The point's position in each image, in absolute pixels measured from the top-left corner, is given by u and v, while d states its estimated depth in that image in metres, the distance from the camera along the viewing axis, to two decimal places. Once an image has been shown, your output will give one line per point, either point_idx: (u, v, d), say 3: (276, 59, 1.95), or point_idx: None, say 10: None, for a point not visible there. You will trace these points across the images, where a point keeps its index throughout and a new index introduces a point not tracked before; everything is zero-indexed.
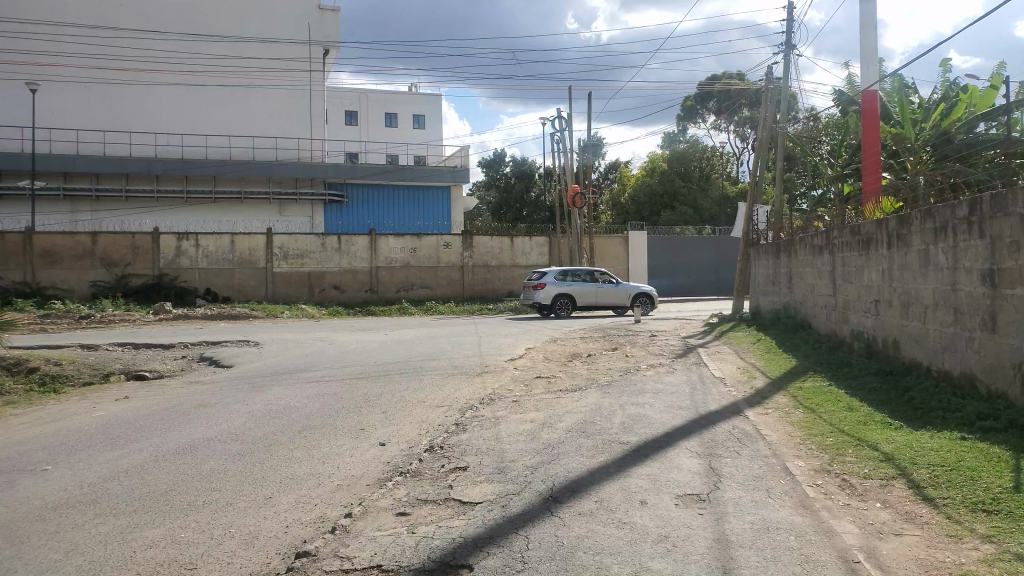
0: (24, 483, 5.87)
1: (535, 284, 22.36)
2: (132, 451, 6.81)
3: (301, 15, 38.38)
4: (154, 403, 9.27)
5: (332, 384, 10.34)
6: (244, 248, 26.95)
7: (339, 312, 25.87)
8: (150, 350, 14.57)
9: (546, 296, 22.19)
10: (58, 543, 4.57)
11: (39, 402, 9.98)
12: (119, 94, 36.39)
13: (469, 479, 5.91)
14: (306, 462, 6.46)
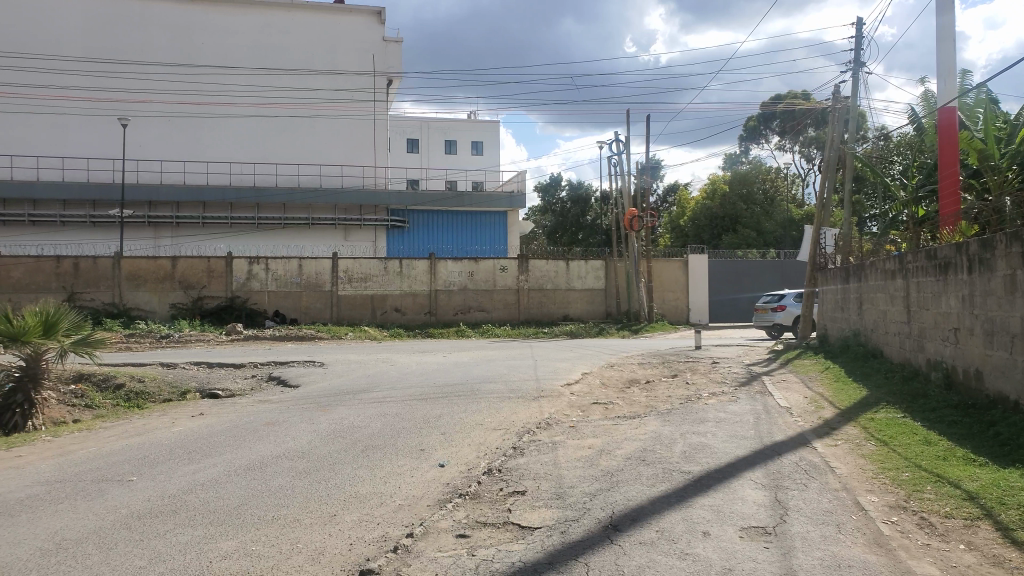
0: (111, 493, 6.17)
1: (775, 307, 21.76)
2: (208, 465, 7.07)
3: (367, 47, 39.47)
4: (228, 420, 9.60)
5: (395, 405, 10.52)
6: (311, 272, 27.70)
7: (399, 334, 26.27)
8: (223, 369, 15.05)
9: (787, 317, 21.56)
10: (142, 551, 4.78)
11: (125, 417, 10.47)
12: (196, 124, 38.06)
13: (528, 504, 5.94)
14: (369, 481, 6.59)
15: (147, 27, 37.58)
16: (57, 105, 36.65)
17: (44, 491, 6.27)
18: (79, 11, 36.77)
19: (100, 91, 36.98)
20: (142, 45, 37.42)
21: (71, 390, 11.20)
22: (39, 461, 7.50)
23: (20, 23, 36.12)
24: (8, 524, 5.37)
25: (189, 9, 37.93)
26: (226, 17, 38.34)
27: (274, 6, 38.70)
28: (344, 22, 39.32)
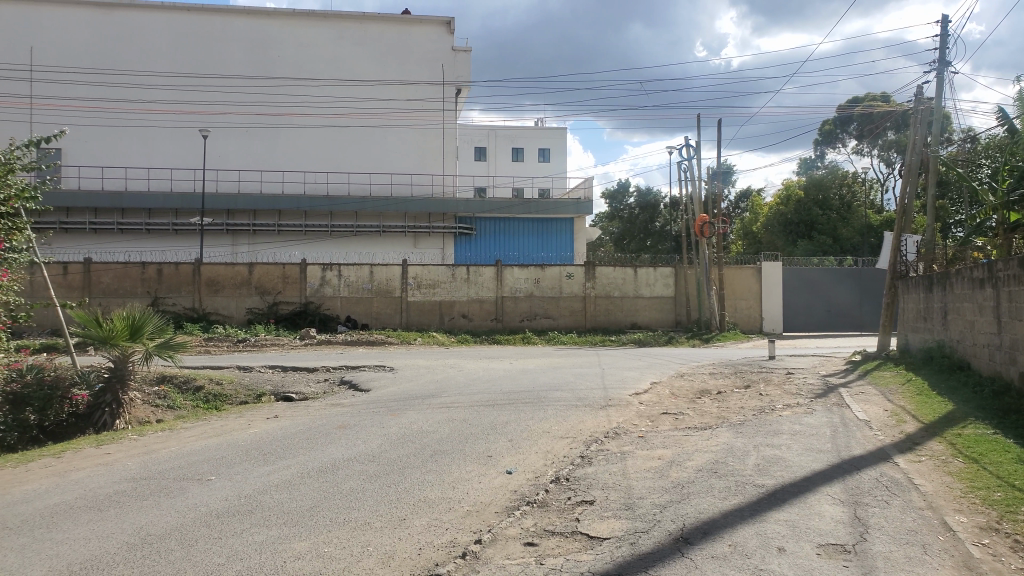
0: (191, 491, 6.38)
1: None
2: (282, 467, 7.25)
3: (437, 57, 40.03)
4: (302, 423, 9.83)
5: (463, 411, 10.58)
6: (381, 278, 28.19)
7: (466, 339, 26.47)
8: (296, 373, 15.46)
9: None
10: (220, 549, 4.92)
11: (205, 418, 10.86)
12: (273, 136, 39.32)
13: (596, 514, 5.87)
14: (437, 486, 6.64)
15: (227, 42, 38.99)
16: (144, 118, 38.41)
17: (130, 487, 6.54)
18: (165, 28, 38.45)
19: (183, 104, 38.59)
20: (223, 60, 38.87)
21: (155, 391, 11.68)
22: (125, 459, 7.83)
23: (111, 40, 38.00)
24: (96, 518, 5.61)
25: (268, 24, 39.21)
26: (302, 30, 39.49)
27: (348, 19, 39.67)
28: (414, 34, 40.02)
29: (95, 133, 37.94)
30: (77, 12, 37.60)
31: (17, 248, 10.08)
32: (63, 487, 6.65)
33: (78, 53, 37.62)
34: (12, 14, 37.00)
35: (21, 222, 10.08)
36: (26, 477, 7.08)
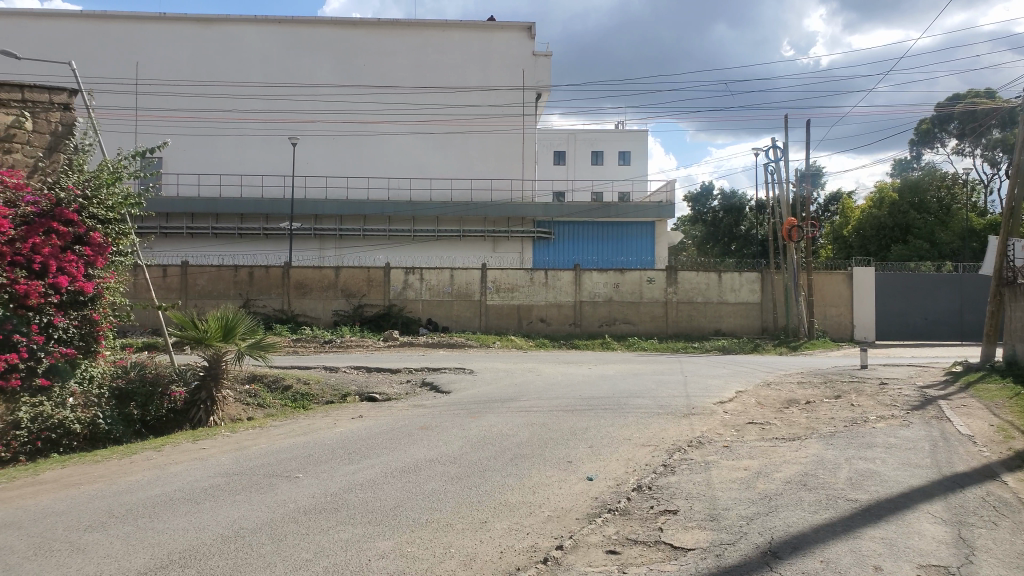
0: (280, 487, 6.58)
1: None
2: (366, 466, 7.39)
3: (517, 62, 40.27)
4: (386, 423, 10.01)
5: (543, 415, 10.54)
6: (461, 282, 28.53)
7: (545, 344, 26.45)
8: (380, 373, 15.79)
9: None
10: (308, 545, 5.04)
11: (292, 416, 11.21)
12: (359, 143, 40.40)
13: (679, 524, 5.73)
14: (518, 490, 6.63)
15: (315, 52, 40.23)
16: (237, 127, 40.07)
17: (224, 482, 6.79)
18: (257, 40, 40.00)
19: (274, 113, 40.06)
20: (311, 70, 40.15)
21: (246, 390, 12.12)
22: (219, 454, 8.14)
23: (208, 53, 39.76)
24: (193, 510, 5.84)
25: (354, 34, 40.28)
26: (387, 39, 40.41)
27: (431, 26, 40.33)
28: (496, 40, 40.32)
29: (193, 142, 39.83)
30: (177, 27, 39.54)
31: (123, 251, 10.65)
32: (163, 479, 6.97)
33: (178, 66, 39.55)
34: (119, 30, 39.24)
35: (127, 228, 10.63)
36: (129, 469, 7.45)
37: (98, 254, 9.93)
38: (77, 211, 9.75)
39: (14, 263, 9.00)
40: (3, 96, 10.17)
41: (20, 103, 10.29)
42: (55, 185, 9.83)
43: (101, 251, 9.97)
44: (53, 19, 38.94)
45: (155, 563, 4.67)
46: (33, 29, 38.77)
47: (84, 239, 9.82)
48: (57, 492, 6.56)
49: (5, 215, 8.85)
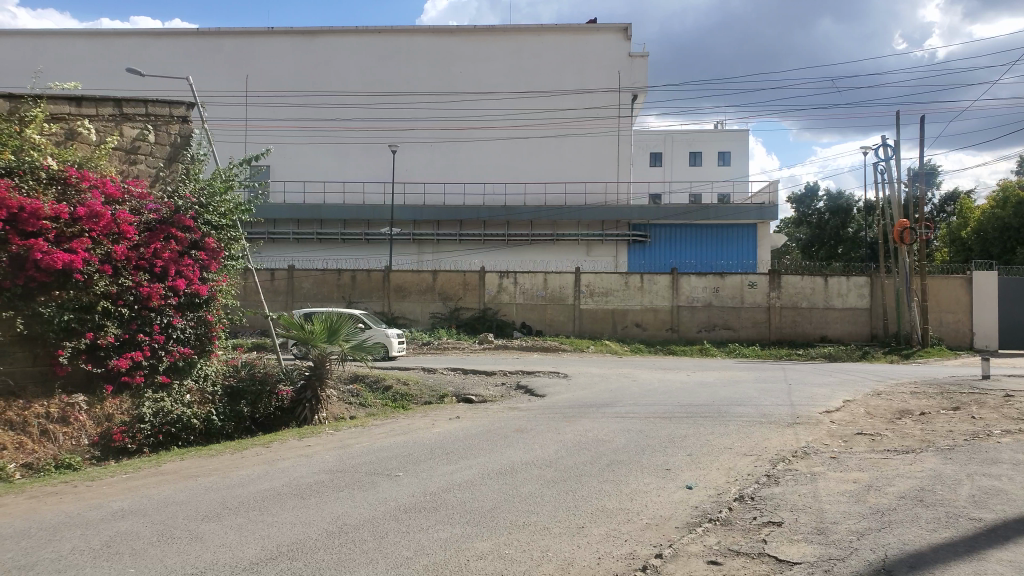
0: (381, 485, 6.74)
1: None
2: (464, 467, 7.47)
3: (613, 64, 40.01)
4: (481, 425, 10.10)
5: (640, 421, 10.38)
6: (555, 286, 28.57)
7: (641, 349, 26.08)
8: (476, 376, 15.97)
9: None
10: (409, 543, 5.13)
11: (392, 416, 11.49)
12: (455, 149, 41.15)
13: (784, 537, 5.50)
14: (615, 496, 6.53)
15: (413, 61, 41.20)
16: (339, 136, 41.50)
17: (328, 478, 7.02)
18: (358, 51, 41.32)
19: (374, 122, 41.23)
20: (410, 78, 41.14)
21: (349, 390, 12.50)
22: (323, 451, 8.43)
23: (312, 65, 41.35)
24: (300, 505, 6.06)
25: (450, 42, 41.02)
26: (483, 46, 40.96)
27: (525, 31, 40.61)
28: (591, 42, 40.19)
29: (298, 151, 41.55)
30: (284, 41, 41.34)
31: (234, 256, 11.19)
32: (273, 474, 7.27)
33: (284, 78, 41.34)
34: (231, 45, 41.39)
35: (237, 233, 11.17)
36: (241, 463, 7.82)
37: (211, 258, 10.50)
38: (193, 218, 10.34)
39: (139, 267, 9.65)
40: (128, 110, 10.73)
41: (143, 117, 10.87)
42: (174, 194, 10.45)
43: (214, 256, 10.54)
44: (172, 37, 41.52)
45: (265, 554, 4.86)
46: (155, 47, 41.43)
47: (199, 244, 10.41)
48: (177, 483, 6.95)
49: (130, 222, 9.55)
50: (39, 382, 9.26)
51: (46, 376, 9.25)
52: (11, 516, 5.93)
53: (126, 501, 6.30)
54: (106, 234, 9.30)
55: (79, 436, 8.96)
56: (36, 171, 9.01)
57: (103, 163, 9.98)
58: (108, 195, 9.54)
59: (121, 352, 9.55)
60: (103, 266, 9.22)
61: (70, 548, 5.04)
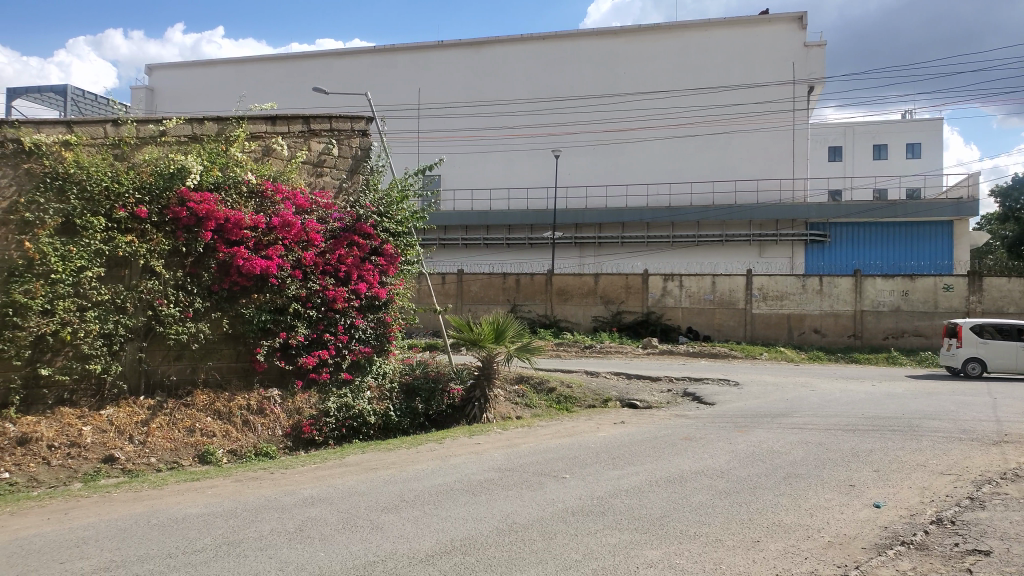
0: (550, 486, 6.80)
1: None
2: (632, 472, 7.37)
3: (788, 55, 38.10)
4: (647, 431, 9.94)
5: (819, 433, 9.75)
6: (724, 289, 27.52)
7: (820, 357, 24.19)
8: (640, 381, 15.71)
9: None
10: (577, 546, 5.12)
11: (557, 417, 11.57)
12: (619, 150, 40.93)
13: (994, 568, 4.93)
14: (793, 511, 6.16)
15: (577, 65, 41.39)
16: (506, 143, 42.54)
17: (498, 476, 7.19)
18: (524, 59, 42.11)
19: (540, 127, 41.76)
20: (575, 82, 41.31)
21: (514, 390, 12.72)
22: (492, 450, 8.65)
23: (480, 75, 42.72)
24: (472, 501, 6.24)
25: (615, 43, 40.82)
26: (648, 45, 40.37)
27: (692, 27, 39.57)
28: (763, 34, 38.48)
29: (466, 159, 43.15)
30: (454, 53, 43.00)
31: (410, 260, 11.68)
32: (445, 470, 7.53)
33: (454, 89, 43.00)
34: (405, 61, 43.68)
35: (412, 240, 11.64)
36: (416, 458, 8.18)
37: (390, 263, 11.07)
38: (373, 225, 10.96)
39: (325, 271, 10.41)
40: (315, 127, 11.52)
41: (328, 132, 11.66)
42: (356, 204, 11.15)
43: (392, 261, 11.09)
44: (353, 56, 44.47)
45: (440, 548, 5.03)
46: (338, 66, 44.58)
47: (379, 251, 10.99)
48: (358, 475, 7.37)
49: (318, 231, 10.32)
50: (241, 377, 10.18)
51: (247, 371, 10.19)
52: (219, 496, 6.56)
53: (315, 489, 6.78)
54: (296, 241, 10.15)
55: (274, 427, 9.73)
56: (238, 185, 9.98)
57: (294, 176, 10.83)
58: (298, 206, 10.40)
59: (309, 350, 10.32)
60: (294, 271, 10.05)
61: (269, 529, 5.49)
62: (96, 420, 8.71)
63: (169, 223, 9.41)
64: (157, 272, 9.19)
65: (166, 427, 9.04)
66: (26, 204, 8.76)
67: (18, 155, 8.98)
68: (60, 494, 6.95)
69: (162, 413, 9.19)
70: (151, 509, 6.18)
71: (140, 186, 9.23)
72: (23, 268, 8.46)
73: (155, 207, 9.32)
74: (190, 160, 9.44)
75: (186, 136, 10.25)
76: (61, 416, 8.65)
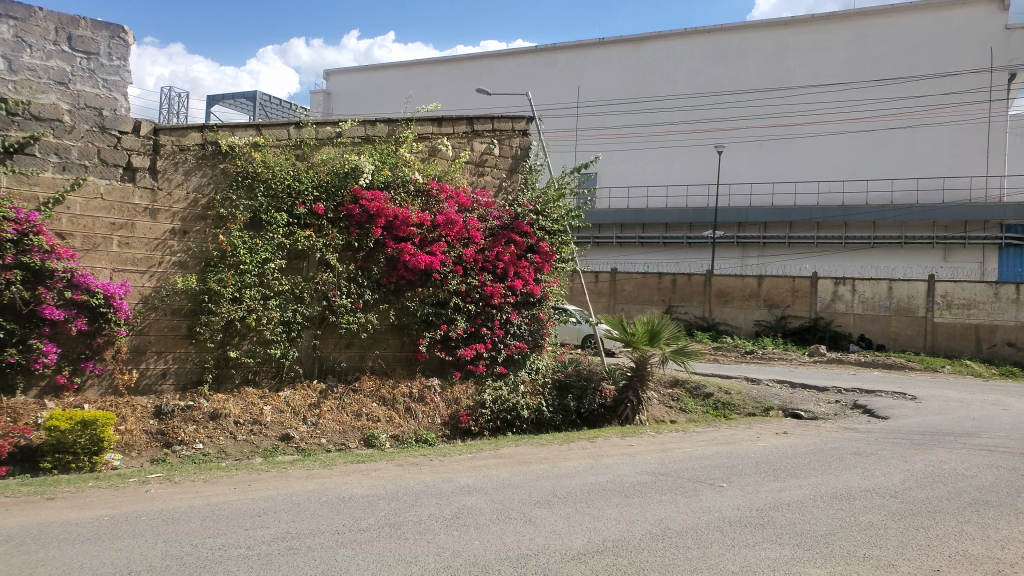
0: (706, 493, 6.61)
1: None
2: (795, 485, 6.99)
3: (985, 41, 34.61)
4: (813, 443, 9.40)
5: (1012, 458, 8.78)
6: (903, 295, 25.43)
7: (1014, 372, 21.66)
8: (805, 390, 14.84)
9: None
10: (735, 557, 4.95)
11: (714, 423, 11.19)
12: (787, 146, 38.97)
13: None
14: (980, 540, 5.60)
15: (745, 58, 39.93)
16: (666, 140, 41.74)
17: (651, 480, 7.07)
18: (687, 53, 41.15)
19: (700, 123, 40.57)
20: (741, 76, 39.79)
21: (669, 394, 12.49)
22: (646, 452, 8.51)
23: (641, 71, 42.22)
24: (624, 503, 6.17)
25: (786, 34, 38.99)
26: (822, 35, 38.19)
27: (873, 14, 36.96)
28: (955, 19, 35.26)
29: (625, 157, 42.81)
30: (615, 50, 42.79)
31: (565, 258, 11.72)
32: (599, 469, 7.52)
33: (614, 86, 42.79)
34: (566, 60, 44.13)
35: (567, 238, 11.69)
36: (569, 455, 8.21)
37: (545, 261, 11.22)
38: (530, 224, 11.15)
39: (484, 268, 10.76)
40: (478, 127, 11.76)
41: (490, 132, 11.89)
42: (515, 202, 11.35)
43: (548, 259, 11.24)
44: (515, 56, 45.44)
45: (593, 547, 5.04)
46: (500, 67, 45.73)
47: (535, 249, 11.18)
48: (512, 467, 7.51)
49: (478, 229, 10.70)
50: (406, 366, 10.71)
51: (411, 361, 10.72)
52: (383, 479, 6.93)
53: (472, 478, 7.00)
54: (458, 239, 10.59)
55: (433, 415, 10.06)
56: (406, 184, 10.52)
57: (457, 175, 11.21)
58: (460, 204, 10.80)
59: (468, 343, 10.68)
60: (455, 267, 10.49)
61: (428, 514, 5.73)
62: (276, 400, 9.45)
63: (343, 220, 10.07)
64: (332, 265, 9.87)
65: (336, 410, 9.64)
66: (220, 200, 9.59)
67: (213, 156, 9.67)
68: (246, 466, 7.64)
69: (333, 397, 9.81)
70: (324, 486, 6.64)
71: (317, 185, 9.94)
72: (217, 258, 9.38)
73: (330, 205, 9.99)
74: (363, 160, 10.02)
75: (359, 138, 10.73)
76: (245, 395, 9.40)
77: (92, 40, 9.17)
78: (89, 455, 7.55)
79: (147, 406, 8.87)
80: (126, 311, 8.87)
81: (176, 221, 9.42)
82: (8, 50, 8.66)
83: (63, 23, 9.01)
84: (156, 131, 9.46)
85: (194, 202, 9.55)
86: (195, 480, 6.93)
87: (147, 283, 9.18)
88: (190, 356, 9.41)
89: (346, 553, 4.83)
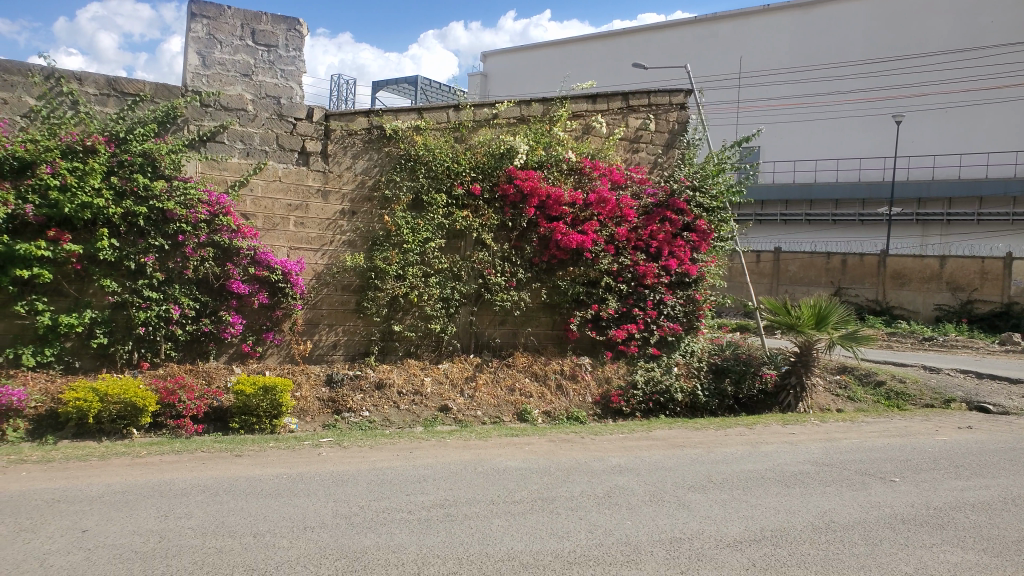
0: (875, 488, 6.17)
1: None
2: (979, 486, 6.36)
3: None
4: (1002, 440, 8.52)
5: None
6: None
7: None
8: (996, 382, 13.46)
9: None
10: (908, 558, 4.59)
11: (886, 414, 10.45)
12: (979, 113, 35.22)
13: None
14: None
15: (932, 17, 36.36)
16: (837, 110, 39.06)
17: (814, 470, 6.70)
18: (864, 16, 38.13)
19: (877, 90, 37.59)
20: (926, 37, 36.31)
21: (836, 381, 11.80)
22: (808, 442, 8.06)
23: (812, 36, 39.60)
24: (785, 493, 5.89)
25: None
26: None
27: None
28: None
29: (791, 129, 40.59)
30: (783, 16, 40.45)
31: (724, 237, 11.24)
32: (757, 456, 7.22)
33: (780, 54, 40.53)
34: (727, 29, 42.29)
35: (728, 215, 11.20)
36: (725, 441, 7.96)
37: (702, 240, 10.83)
38: (687, 201, 10.84)
39: (637, 247, 10.66)
40: (634, 102, 11.53)
41: (646, 107, 11.64)
42: (671, 178, 11.12)
43: (705, 237, 10.84)
44: (674, 28, 44.12)
45: (749, 535, 4.86)
46: (657, 40, 44.61)
47: (691, 227, 10.87)
48: (663, 450, 7.39)
49: (631, 207, 10.62)
50: (557, 344, 10.83)
51: (562, 339, 10.82)
52: (535, 454, 7.03)
53: (622, 458, 6.96)
54: (610, 217, 10.58)
55: (584, 394, 10.05)
56: (560, 163, 10.58)
57: (611, 153, 11.08)
58: (614, 181, 10.70)
59: (619, 323, 10.58)
60: (607, 246, 10.47)
61: (579, 491, 5.77)
62: (436, 372, 9.87)
63: (498, 200, 10.32)
64: (487, 244, 10.16)
65: (491, 384, 9.87)
66: (385, 182, 10.08)
67: (379, 139, 10.11)
68: (407, 434, 8.04)
69: (488, 371, 10.08)
70: (479, 457, 6.86)
71: (475, 166, 10.23)
72: (382, 238, 9.88)
73: (487, 185, 10.27)
74: (518, 141, 10.19)
75: (515, 118, 10.83)
76: (407, 366, 9.88)
77: (273, 34, 9.90)
78: (269, 418, 8.23)
79: (320, 373, 9.51)
80: (302, 286, 9.54)
81: (346, 202, 9.98)
82: (202, 47, 9.44)
83: (247, 19, 9.78)
84: (327, 117, 10.00)
85: (362, 183, 10.07)
86: (362, 445, 7.38)
87: (320, 260, 9.83)
88: (357, 329, 10.01)
89: (500, 523, 4.96)
